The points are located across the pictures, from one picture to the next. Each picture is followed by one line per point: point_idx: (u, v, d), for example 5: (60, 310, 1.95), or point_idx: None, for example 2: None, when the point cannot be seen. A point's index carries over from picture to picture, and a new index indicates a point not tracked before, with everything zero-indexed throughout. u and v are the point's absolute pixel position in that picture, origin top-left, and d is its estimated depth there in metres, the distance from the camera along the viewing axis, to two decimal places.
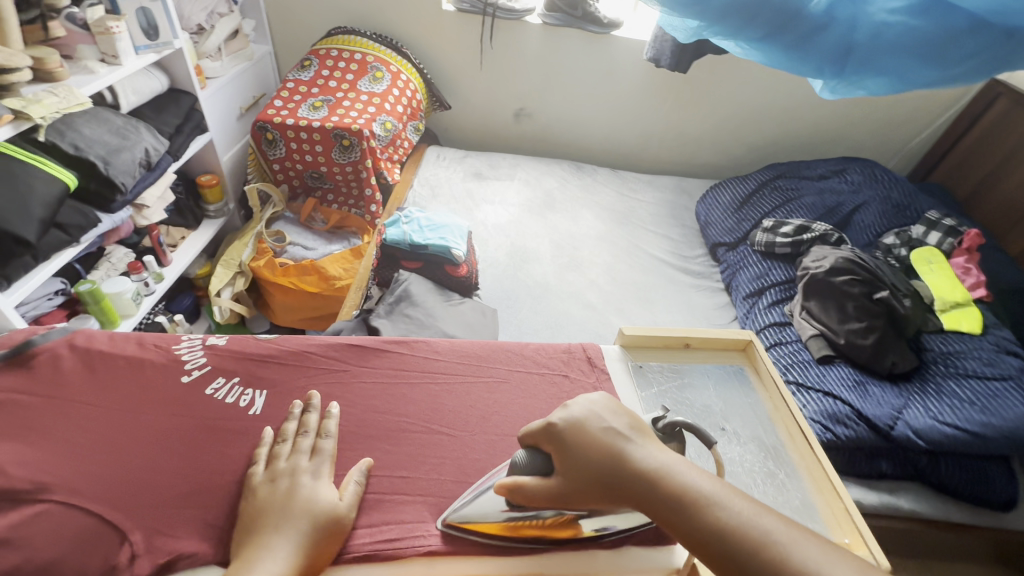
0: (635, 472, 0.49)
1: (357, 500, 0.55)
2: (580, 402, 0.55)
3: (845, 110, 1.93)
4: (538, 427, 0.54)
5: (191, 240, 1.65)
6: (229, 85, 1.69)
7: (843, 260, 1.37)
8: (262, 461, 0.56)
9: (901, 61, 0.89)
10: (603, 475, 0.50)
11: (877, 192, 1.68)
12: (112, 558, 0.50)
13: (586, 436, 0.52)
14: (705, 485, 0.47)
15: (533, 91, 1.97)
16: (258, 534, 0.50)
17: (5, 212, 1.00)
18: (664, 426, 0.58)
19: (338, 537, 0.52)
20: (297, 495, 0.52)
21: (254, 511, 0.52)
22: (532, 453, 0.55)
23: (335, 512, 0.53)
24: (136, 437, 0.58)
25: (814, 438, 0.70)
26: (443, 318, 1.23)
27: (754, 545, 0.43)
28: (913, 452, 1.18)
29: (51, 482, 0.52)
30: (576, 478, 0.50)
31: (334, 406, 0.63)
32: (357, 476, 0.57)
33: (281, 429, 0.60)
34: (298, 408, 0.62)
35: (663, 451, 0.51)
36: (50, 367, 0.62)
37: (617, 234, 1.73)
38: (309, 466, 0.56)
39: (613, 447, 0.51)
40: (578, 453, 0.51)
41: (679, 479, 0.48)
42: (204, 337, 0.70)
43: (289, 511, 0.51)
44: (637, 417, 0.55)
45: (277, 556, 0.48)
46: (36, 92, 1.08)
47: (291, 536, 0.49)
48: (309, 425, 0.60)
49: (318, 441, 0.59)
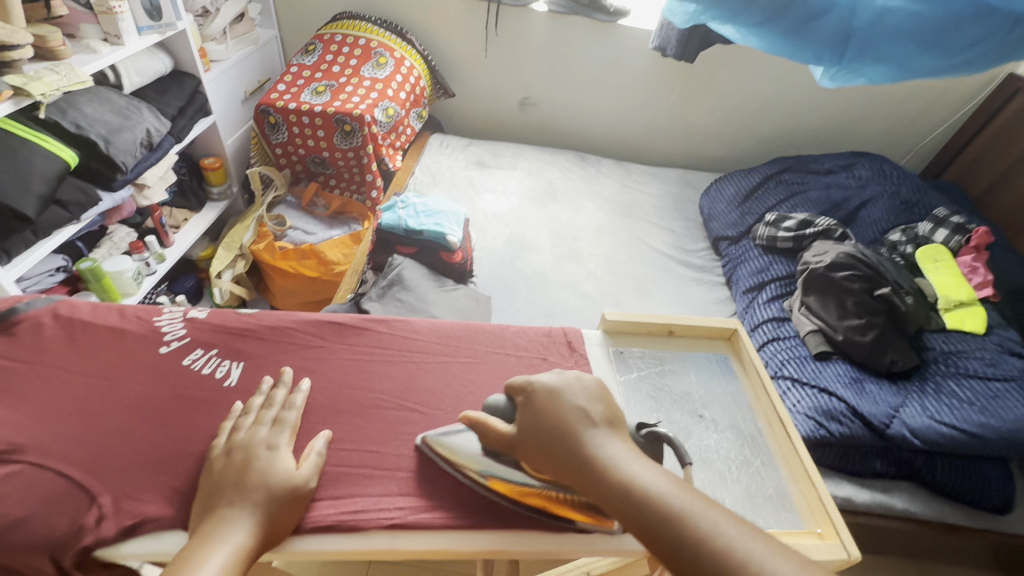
0: (588, 453, 0.48)
1: (317, 470, 0.55)
2: (564, 377, 0.56)
3: (856, 104, 1.89)
4: (518, 385, 0.57)
5: (193, 222, 1.66)
6: (234, 68, 1.70)
7: (845, 255, 1.34)
8: (224, 433, 0.56)
9: (901, 47, 0.89)
10: (556, 441, 0.50)
11: (885, 187, 1.65)
12: (79, 519, 0.50)
13: (553, 406, 0.52)
14: (655, 480, 0.44)
15: (538, 80, 1.96)
16: (218, 508, 0.49)
17: (4, 186, 1.01)
18: (647, 435, 0.56)
19: (298, 506, 0.52)
20: (253, 465, 0.52)
21: (212, 483, 0.51)
22: (510, 404, 0.58)
23: (292, 483, 0.52)
24: (111, 404, 0.59)
25: (793, 427, 0.70)
26: (435, 304, 1.23)
27: (691, 537, 0.40)
28: (908, 452, 1.16)
29: (25, 444, 0.53)
30: (534, 439, 0.52)
31: (304, 381, 0.64)
32: (318, 446, 0.57)
33: (246, 403, 0.60)
34: (267, 384, 0.62)
35: (624, 447, 0.49)
36: (33, 334, 0.64)
37: (618, 225, 1.72)
38: (267, 437, 0.55)
39: (575, 424, 0.51)
40: (542, 417, 0.53)
41: (629, 470, 0.46)
42: (185, 310, 0.71)
43: (249, 483, 0.50)
44: (616, 410, 0.53)
45: (240, 526, 0.47)
46: (37, 70, 1.08)
47: (252, 507, 0.49)
48: (275, 399, 0.60)
49: (282, 413, 0.59)
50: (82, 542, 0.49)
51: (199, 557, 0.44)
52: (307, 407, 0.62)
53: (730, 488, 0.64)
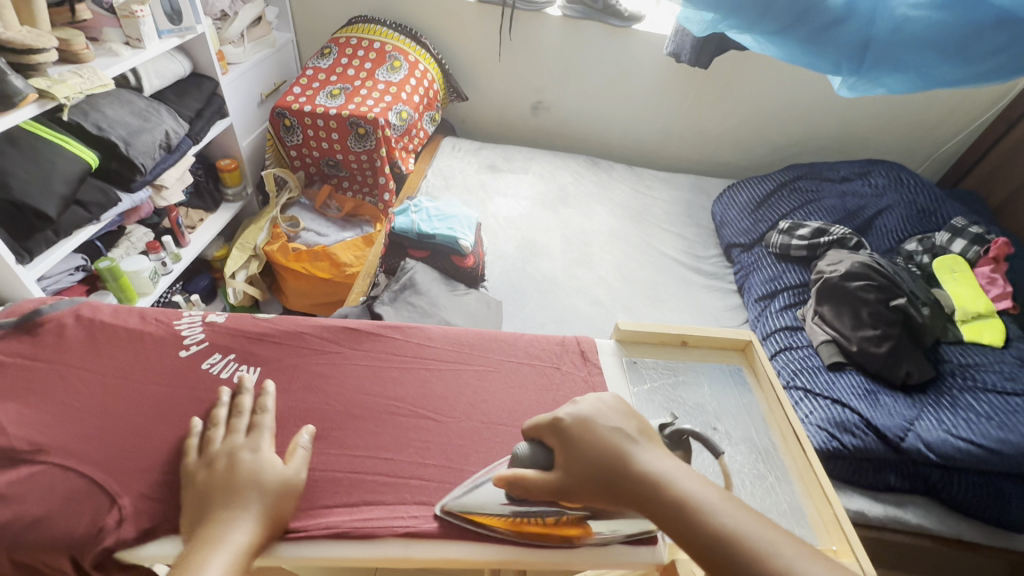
0: (637, 474, 0.48)
1: (305, 463, 0.56)
2: (589, 401, 0.56)
3: (873, 111, 1.87)
4: (545, 422, 0.55)
5: (208, 223, 1.68)
6: (251, 71, 1.72)
7: (860, 264, 1.33)
8: (195, 449, 0.55)
9: (921, 55, 0.92)
10: (601, 471, 0.50)
11: (902, 196, 1.63)
12: (99, 520, 0.51)
13: (592, 434, 0.52)
14: (706, 494, 0.46)
15: (552, 83, 1.96)
16: (212, 511, 0.49)
17: (28, 187, 1.03)
18: (671, 433, 0.57)
19: (293, 497, 0.53)
20: (240, 468, 0.52)
21: (199, 493, 0.51)
22: (537, 448, 0.55)
23: (285, 480, 0.53)
24: (131, 406, 0.60)
25: (809, 442, 0.69)
26: (446, 308, 1.24)
27: (756, 555, 0.42)
28: (923, 467, 1.15)
29: (47, 444, 0.55)
30: (575, 474, 0.51)
31: (268, 384, 0.63)
32: (302, 441, 0.58)
33: (211, 415, 0.58)
34: (228, 394, 0.61)
35: (668, 458, 0.50)
36: (55, 335, 0.65)
37: (630, 231, 1.71)
38: (247, 443, 0.55)
39: (617, 447, 0.50)
40: (582, 449, 0.51)
41: (681, 485, 0.47)
42: (203, 313, 0.72)
43: (239, 486, 0.51)
44: (647, 421, 0.54)
45: (240, 525, 0.48)
46: (61, 73, 1.10)
47: (248, 507, 0.50)
48: (244, 406, 0.59)
49: (255, 418, 0.58)
50: (103, 542, 0.50)
51: (199, 560, 0.46)
52: (322, 413, 0.63)
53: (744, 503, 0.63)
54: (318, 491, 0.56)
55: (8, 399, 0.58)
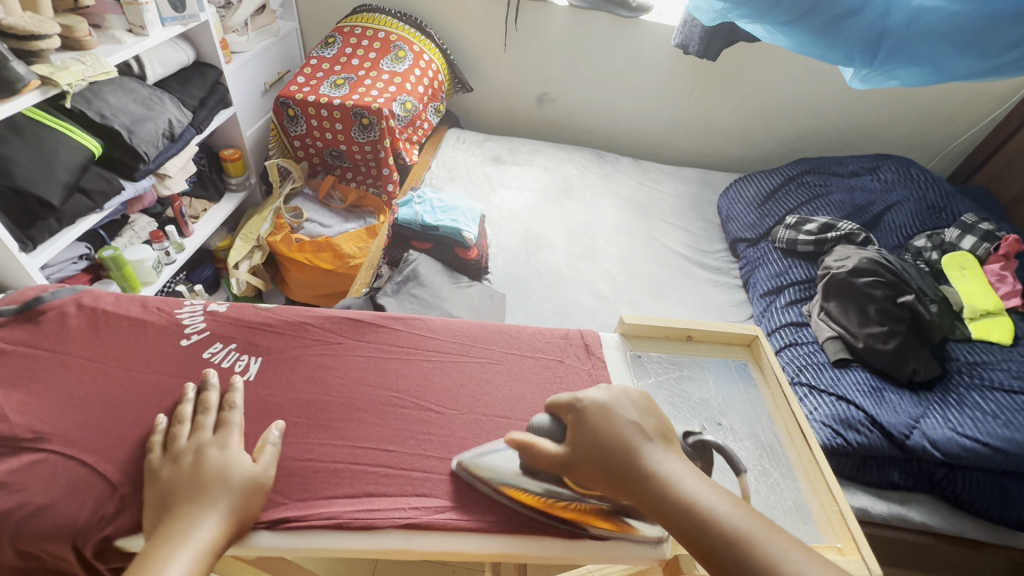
0: (647, 470, 0.48)
1: (274, 460, 0.55)
2: (611, 390, 0.55)
3: (883, 105, 1.84)
4: (565, 400, 0.55)
5: (212, 212, 1.68)
6: (255, 60, 1.71)
7: (867, 260, 1.32)
8: (159, 446, 0.54)
9: (936, 47, 0.92)
10: (613, 459, 0.50)
11: (911, 191, 1.61)
12: (99, 509, 0.50)
13: (608, 423, 0.52)
14: (718, 501, 0.45)
15: (558, 74, 1.94)
16: (176, 510, 0.47)
17: (31, 175, 1.03)
18: (694, 443, 0.56)
19: (260, 495, 0.52)
20: (206, 466, 0.50)
21: (163, 491, 0.49)
22: (555, 424, 0.56)
23: (253, 476, 0.52)
24: (131, 394, 0.59)
25: (814, 439, 0.68)
26: (449, 301, 1.23)
27: (758, 563, 0.42)
28: (927, 465, 1.14)
29: (48, 432, 0.54)
30: (587, 458, 0.51)
31: (237, 379, 0.61)
32: (271, 437, 0.56)
33: (176, 412, 0.57)
34: (192, 390, 0.59)
35: (682, 461, 0.49)
36: (57, 323, 0.64)
37: (635, 225, 1.70)
38: (214, 440, 0.54)
39: (631, 440, 0.50)
40: (596, 435, 0.51)
41: (689, 489, 0.46)
42: (205, 303, 0.71)
43: (204, 483, 0.49)
44: (666, 422, 0.53)
45: (205, 522, 0.47)
46: (64, 60, 1.09)
47: (214, 504, 0.48)
48: (210, 402, 0.58)
49: (223, 415, 0.57)
50: (103, 532, 0.49)
51: (161, 556, 0.44)
52: (323, 403, 0.62)
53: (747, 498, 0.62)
54: (318, 482, 0.56)
55: (9, 387, 0.58)
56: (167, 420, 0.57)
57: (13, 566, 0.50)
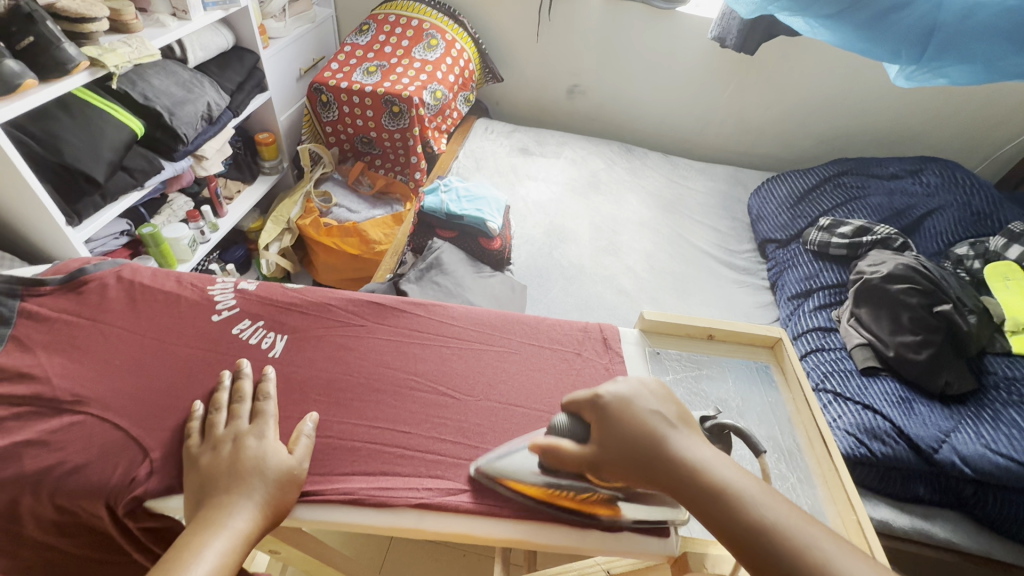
0: (675, 460, 0.47)
1: (308, 454, 0.56)
2: (630, 383, 0.55)
3: (930, 106, 1.76)
4: (584, 395, 0.55)
5: (245, 194, 1.73)
6: (292, 45, 1.74)
7: (903, 266, 1.27)
8: (197, 432, 0.55)
9: (988, 43, 0.86)
10: (638, 453, 0.49)
11: (955, 197, 1.54)
12: (131, 472, 0.53)
13: (630, 415, 0.51)
14: (746, 485, 0.45)
15: (590, 66, 1.92)
16: (215, 496, 0.49)
17: (79, 154, 1.08)
18: (711, 427, 0.56)
19: (293, 488, 0.52)
20: (243, 456, 0.52)
21: (201, 478, 0.51)
22: (574, 421, 0.55)
23: (286, 468, 0.53)
24: (163, 365, 0.62)
25: (835, 445, 0.66)
26: (471, 290, 1.24)
27: (801, 550, 0.41)
28: (956, 481, 1.10)
29: (86, 397, 0.58)
30: (613, 452, 0.50)
31: (269, 369, 0.62)
32: (306, 430, 0.57)
33: (213, 399, 0.58)
34: (228, 377, 0.60)
35: (705, 446, 0.49)
36: (97, 294, 0.68)
37: (661, 221, 1.68)
38: (252, 429, 0.55)
39: (656, 430, 0.50)
40: (619, 428, 0.51)
41: (721, 476, 0.46)
42: (236, 281, 0.74)
43: (242, 472, 0.50)
44: (686, 409, 0.53)
45: (241, 512, 0.48)
46: (112, 42, 1.13)
47: (250, 494, 0.49)
48: (244, 392, 0.59)
49: (258, 404, 0.58)
50: (134, 492, 0.52)
51: (197, 544, 0.45)
52: (343, 382, 0.64)
53: None
54: (336, 459, 0.57)
55: (53, 352, 0.61)
56: (203, 406, 0.58)
57: (51, 519, 0.53)
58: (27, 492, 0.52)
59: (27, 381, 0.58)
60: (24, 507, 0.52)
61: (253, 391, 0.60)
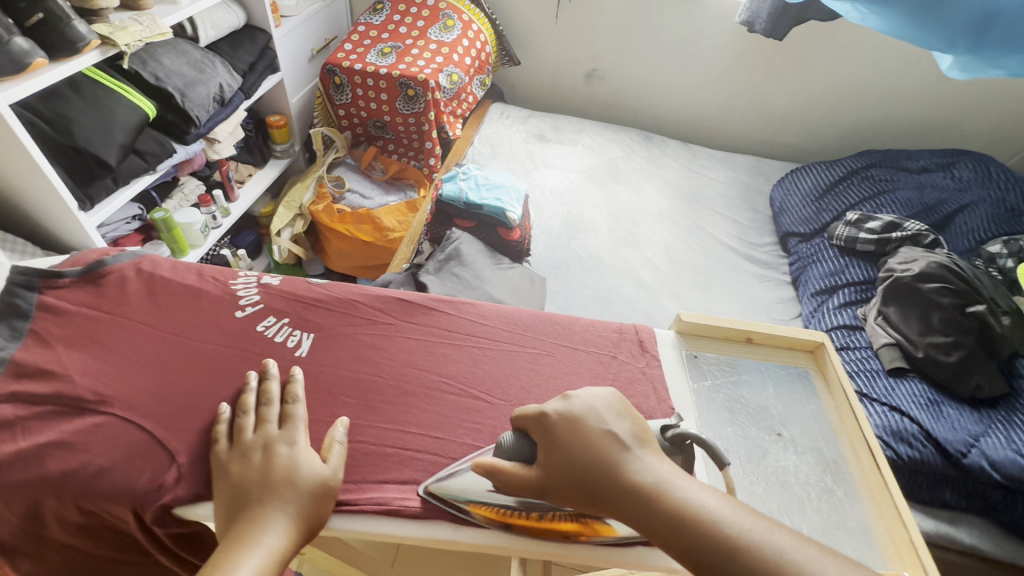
0: (629, 482, 0.46)
1: (341, 462, 0.53)
2: (581, 398, 0.53)
3: (963, 96, 1.69)
4: (531, 413, 0.53)
5: (257, 178, 1.69)
6: (304, 24, 1.69)
7: (936, 265, 1.23)
8: (225, 437, 0.53)
9: None
10: (587, 476, 0.47)
11: (988, 193, 1.48)
12: (158, 477, 0.51)
13: (580, 436, 0.49)
14: (708, 501, 0.44)
15: (610, 49, 1.85)
16: (248, 509, 0.47)
17: (89, 136, 1.04)
18: (672, 437, 0.54)
19: (327, 500, 0.50)
20: (274, 465, 0.50)
21: (232, 487, 0.49)
22: (521, 439, 0.53)
23: (320, 478, 0.50)
24: (188, 363, 0.60)
25: (883, 456, 0.63)
26: (491, 283, 1.21)
27: (769, 561, 0.41)
28: (984, 486, 1.07)
29: (110, 396, 0.55)
30: (562, 477, 0.48)
31: (296, 370, 0.60)
32: (338, 436, 0.55)
33: (240, 401, 0.56)
34: (254, 378, 0.58)
35: (663, 463, 0.48)
36: (117, 286, 0.65)
37: (680, 212, 1.64)
38: (282, 435, 0.53)
39: (609, 451, 0.48)
40: (568, 448, 0.49)
41: (679, 494, 0.45)
42: (259, 275, 0.71)
43: (274, 483, 0.48)
44: (643, 424, 0.51)
45: (274, 526, 0.46)
46: (122, 20, 1.09)
47: (284, 506, 0.47)
48: (271, 394, 0.56)
49: (287, 407, 0.56)
50: (161, 499, 0.50)
51: (231, 561, 0.43)
52: (373, 384, 0.62)
53: (808, 517, 0.59)
54: (369, 466, 0.55)
55: (73, 347, 0.59)
56: (230, 408, 0.56)
57: (76, 522, 0.51)
58: (51, 495, 0.50)
59: (47, 378, 0.56)
60: (48, 510, 0.50)
61: (281, 393, 0.58)
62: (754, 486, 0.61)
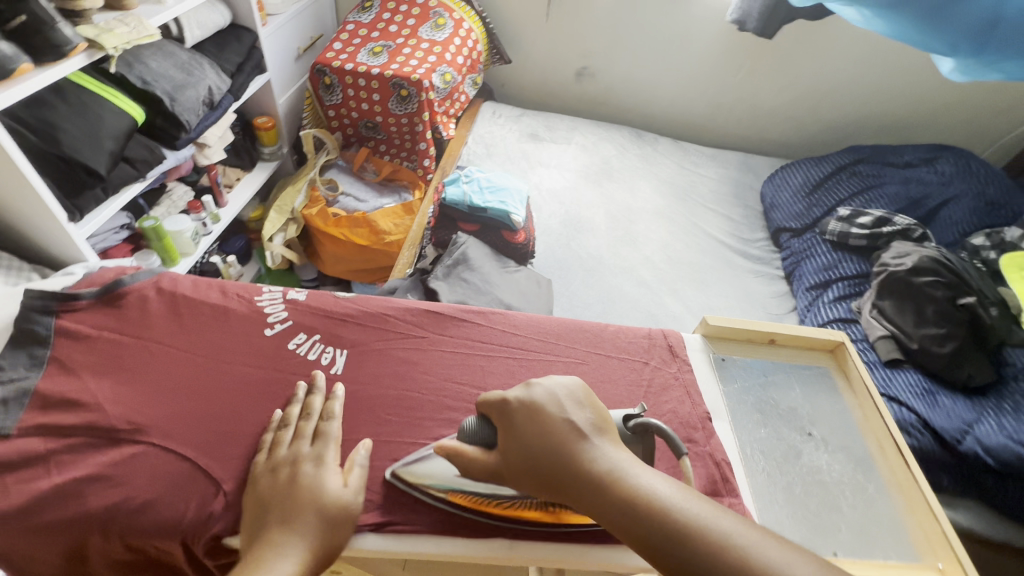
0: (584, 468, 0.46)
1: (361, 484, 0.52)
2: (543, 387, 0.52)
3: (941, 93, 1.75)
4: (494, 401, 0.52)
5: (246, 182, 1.64)
6: (291, 22, 1.64)
7: (927, 258, 1.28)
8: (266, 447, 0.52)
9: None
10: (543, 464, 0.47)
11: (970, 186, 1.54)
12: (206, 506, 0.49)
13: (538, 424, 0.49)
14: (659, 487, 0.44)
15: (602, 47, 1.86)
16: (266, 531, 0.46)
17: (76, 142, 0.99)
18: (635, 426, 0.54)
19: (345, 525, 0.48)
20: (297, 484, 0.48)
21: (258, 505, 0.48)
22: (483, 427, 0.53)
23: (339, 502, 0.49)
24: (221, 386, 0.58)
25: (909, 453, 0.65)
26: (499, 287, 1.20)
27: (716, 543, 0.40)
28: (979, 470, 1.12)
29: (145, 424, 0.53)
30: (518, 463, 0.48)
31: (339, 387, 0.59)
32: (360, 458, 0.54)
33: (285, 412, 0.56)
34: (302, 389, 0.58)
35: (621, 451, 0.47)
36: (138, 307, 0.62)
37: (676, 210, 1.66)
38: (312, 452, 0.52)
39: (568, 440, 0.48)
40: (524, 437, 0.49)
41: (632, 480, 0.45)
42: (284, 289, 0.69)
43: (298, 503, 0.47)
44: (603, 414, 0.51)
45: (288, 553, 0.44)
46: (107, 21, 1.04)
47: (300, 532, 0.46)
48: (313, 408, 0.56)
49: (322, 425, 0.55)
50: (213, 529, 0.48)
51: None
52: (413, 400, 0.61)
53: (845, 515, 0.61)
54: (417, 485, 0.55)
55: (100, 375, 0.56)
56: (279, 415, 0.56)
57: (119, 559, 0.49)
58: (94, 532, 0.48)
59: (76, 408, 0.53)
60: (91, 548, 0.48)
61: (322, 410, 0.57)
62: (791, 486, 0.62)
